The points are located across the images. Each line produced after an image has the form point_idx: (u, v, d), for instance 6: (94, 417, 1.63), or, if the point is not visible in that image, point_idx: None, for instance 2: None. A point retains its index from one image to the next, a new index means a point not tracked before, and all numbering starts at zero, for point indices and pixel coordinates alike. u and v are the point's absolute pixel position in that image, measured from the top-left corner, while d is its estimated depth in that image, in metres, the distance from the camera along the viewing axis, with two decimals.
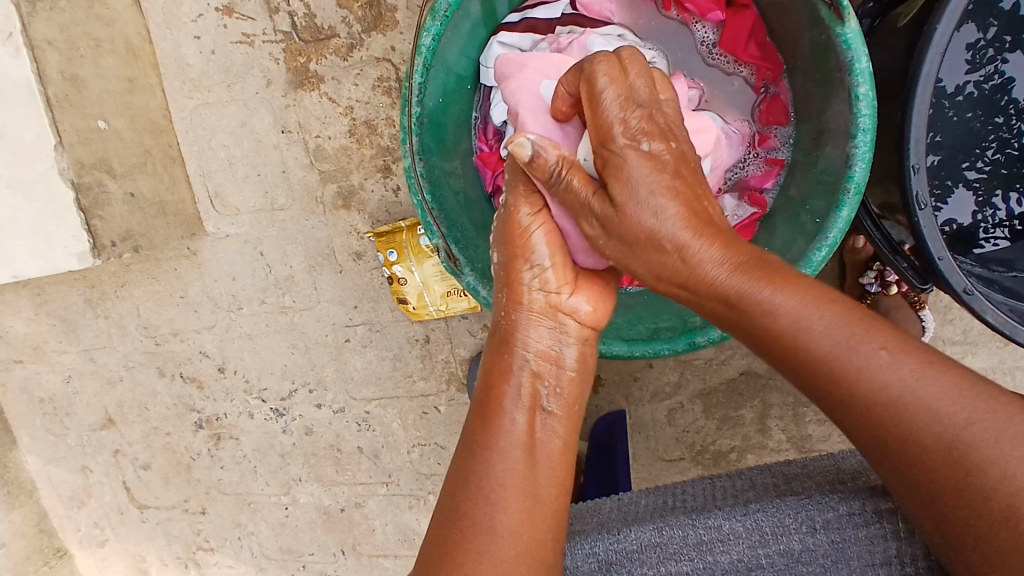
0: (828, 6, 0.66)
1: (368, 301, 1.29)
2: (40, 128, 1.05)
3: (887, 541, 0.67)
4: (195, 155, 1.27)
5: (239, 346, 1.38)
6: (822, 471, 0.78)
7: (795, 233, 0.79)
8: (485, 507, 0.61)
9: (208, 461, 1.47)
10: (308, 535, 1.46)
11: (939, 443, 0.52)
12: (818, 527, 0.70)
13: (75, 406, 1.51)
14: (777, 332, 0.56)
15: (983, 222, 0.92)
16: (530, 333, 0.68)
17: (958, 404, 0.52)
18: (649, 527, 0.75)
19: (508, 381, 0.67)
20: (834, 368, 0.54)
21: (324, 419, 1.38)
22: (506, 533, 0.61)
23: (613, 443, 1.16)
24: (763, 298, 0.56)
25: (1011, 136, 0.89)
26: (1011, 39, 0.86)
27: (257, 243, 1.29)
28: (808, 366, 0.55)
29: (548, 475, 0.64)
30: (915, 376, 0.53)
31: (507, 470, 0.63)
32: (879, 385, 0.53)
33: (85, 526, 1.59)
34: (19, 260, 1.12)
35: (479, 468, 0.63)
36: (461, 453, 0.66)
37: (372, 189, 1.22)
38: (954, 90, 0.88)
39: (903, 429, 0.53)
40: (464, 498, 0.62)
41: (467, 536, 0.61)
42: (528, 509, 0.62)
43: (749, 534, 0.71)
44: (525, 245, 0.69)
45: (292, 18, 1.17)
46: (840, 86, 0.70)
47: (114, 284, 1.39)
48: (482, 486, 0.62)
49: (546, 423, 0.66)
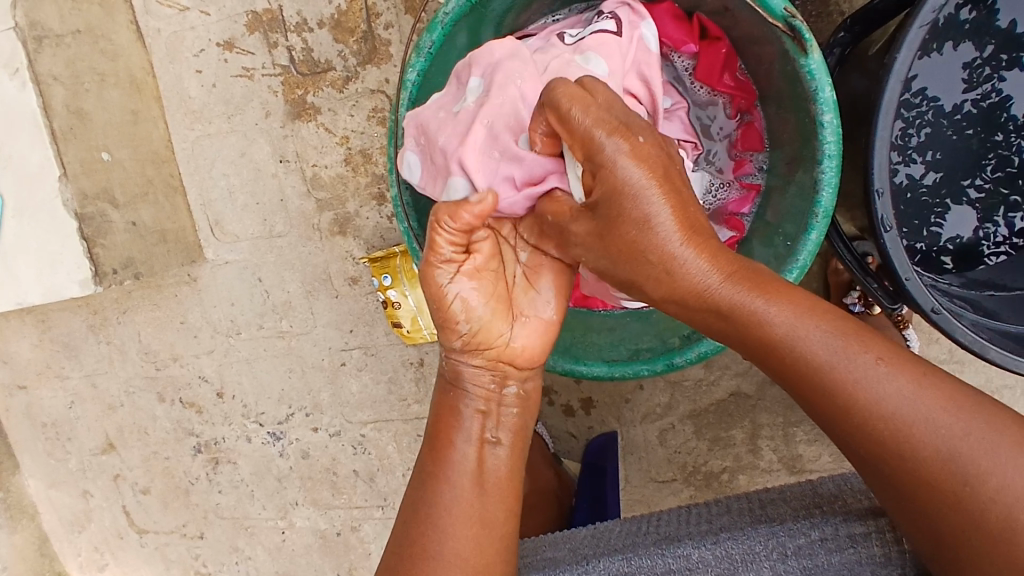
0: (792, 38, 0.69)
1: (364, 324, 1.31)
2: (45, 159, 1.08)
3: (861, 565, 0.66)
4: (196, 183, 1.31)
5: (237, 371, 1.40)
6: (799, 496, 0.78)
7: (771, 254, 0.82)
8: (434, 537, 0.67)
9: (206, 485, 1.48)
10: (305, 559, 1.46)
11: (903, 424, 0.58)
12: (789, 552, 0.69)
13: (76, 431, 1.53)
14: (839, 388, 0.60)
15: (984, 239, 0.93)
16: (469, 371, 0.71)
17: (951, 415, 0.58)
18: (617, 557, 0.74)
19: (455, 419, 0.71)
20: (829, 380, 0.60)
21: (320, 442, 1.40)
22: (453, 559, 0.66)
23: (603, 464, 1.18)
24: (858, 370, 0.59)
25: (1010, 152, 0.92)
26: (1007, 57, 0.88)
27: (255, 269, 1.32)
28: (841, 404, 0.60)
29: (497, 500, 0.69)
30: (910, 403, 0.58)
31: (453, 498, 0.68)
32: (884, 409, 0.59)
33: (85, 550, 1.60)
34: (23, 287, 1.14)
35: (427, 497, 0.68)
36: (413, 485, 0.71)
37: (368, 216, 1.26)
38: (952, 109, 0.91)
39: (894, 433, 0.59)
40: (415, 526, 0.68)
41: (417, 563, 0.66)
42: (477, 536, 0.67)
43: (719, 561, 0.70)
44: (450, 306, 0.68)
45: (290, 52, 1.21)
46: (809, 113, 0.73)
47: (117, 311, 1.42)
48: (432, 515, 0.68)
49: (495, 453, 0.71)
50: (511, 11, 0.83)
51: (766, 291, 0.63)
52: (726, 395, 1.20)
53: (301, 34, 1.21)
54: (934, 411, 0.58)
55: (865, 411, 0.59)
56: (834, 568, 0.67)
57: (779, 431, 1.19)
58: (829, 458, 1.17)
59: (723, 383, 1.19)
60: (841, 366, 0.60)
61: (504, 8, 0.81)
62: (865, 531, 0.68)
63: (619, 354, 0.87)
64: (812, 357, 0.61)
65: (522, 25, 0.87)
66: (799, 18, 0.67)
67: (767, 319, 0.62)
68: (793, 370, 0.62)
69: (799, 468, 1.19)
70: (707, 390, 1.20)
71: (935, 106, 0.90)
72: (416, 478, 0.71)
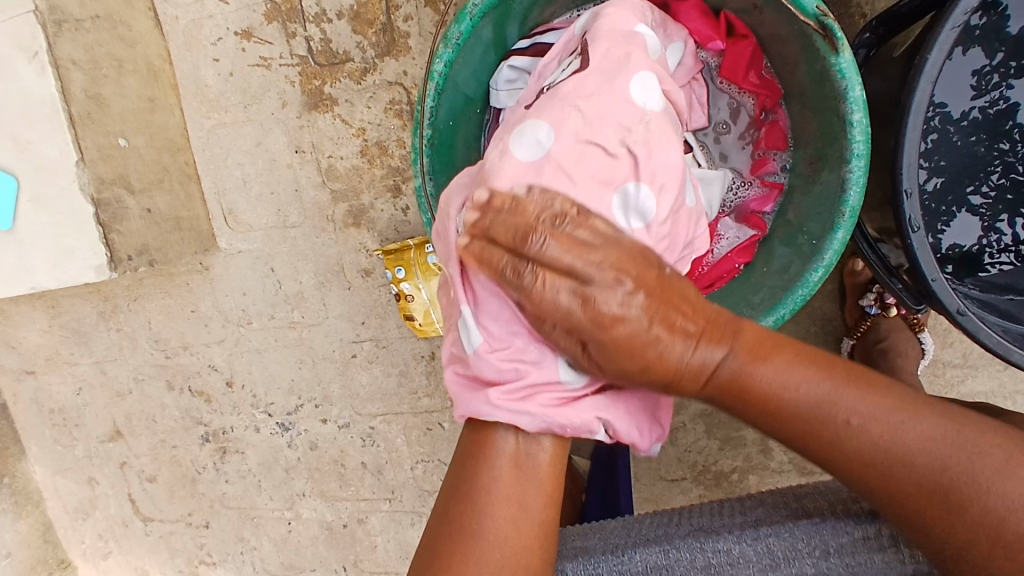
0: (823, 37, 0.68)
1: (376, 317, 1.31)
2: (63, 144, 1.08)
3: (898, 563, 0.67)
4: (211, 172, 1.31)
5: (246, 360, 1.40)
6: (832, 490, 0.76)
7: (793, 254, 0.82)
8: (474, 515, 0.64)
9: (213, 475, 1.49)
10: (311, 550, 1.47)
11: (891, 463, 0.59)
12: (831, 551, 0.69)
13: (84, 417, 1.53)
14: (820, 434, 0.60)
15: (988, 247, 0.92)
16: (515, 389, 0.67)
17: (931, 446, 0.58)
18: (654, 548, 0.74)
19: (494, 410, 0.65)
20: (812, 427, 0.60)
21: (329, 434, 1.40)
22: (493, 541, 0.64)
23: (614, 461, 1.17)
24: (799, 398, 0.59)
25: (1015, 160, 0.91)
26: (1016, 65, 0.87)
27: (268, 259, 1.32)
28: (815, 435, 0.60)
29: (536, 488, 0.66)
30: (891, 424, 0.59)
31: (494, 477, 0.65)
32: (862, 445, 0.59)
33: (90, 537, 1.60)
34: (37, 272, 1.14)
35: (469, 475, 0.66)
36: (456, 459, 0.68)
37: (383, 209, 1.25)
38: (959, 115, 0.90)
39: (872, 455, 0.59)
40: (458, 504, 0.65)
41: (457, 540, 0.65)
42: (515, 518, 0.65)
43: (759, 558, 0.70)
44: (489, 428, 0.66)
45: (308, 43, 1.21)
46: (836, 113, 0.73)
47: (128, 298, 1.42)
48: (471, 495, 0.65)
49: (535, 437, 0.65)
50: (535, 6, 0.83)
51: (762, 357, 0.60)
52: None
53: (319, 24, 1.20)
54: (919, 444, 0.58)
55: (845, 442, 0.59)
56: (875, 567, 0.67)
57: None
58: None
59: None
60: (822, 412, 0.59)
61: (530, 2, 0.81)
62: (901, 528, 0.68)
63: None
64: (748, 394, 0.60)
65: (548, 19, 0.87)
66: (830, 16, 0.67)
67: (756, 386, 0.59)
68: (775, 421, 0.61)
69: (810, 470, 1.19)
70: None
71: (941, 112, 0.89)
72: (459, 452, 0.68)
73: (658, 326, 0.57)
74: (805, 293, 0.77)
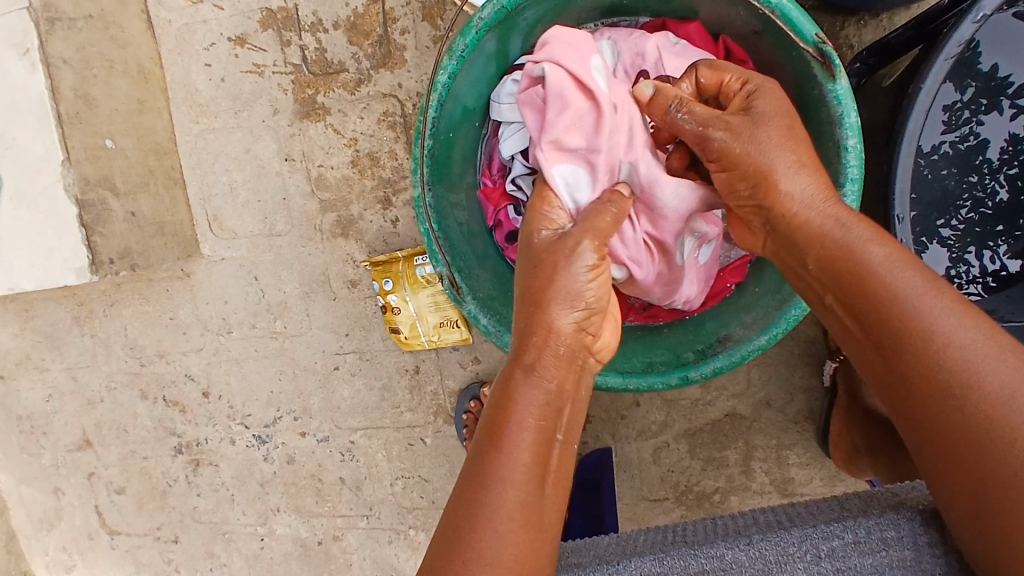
0: (821, 65, 0.71)
1: (360, 329, 1.29)
2: (49, 143, 1.06)
3: (893, 570, 0.63)
4: (197, 177, 1.29)
5: (225, 370, 1.37)
6: (823, 509, 0.74)
7: (785, 274, 0.84)
8: (493, 533, 0.59)
9: (184, 488, 1.44)
10: (283, 568, 1.42)
11: (926, 349, 0.56)
12: (823, 555, 0.66)
13: (52, 425, 1.48)
14: (846, 265, 0.62)
15: (957, 277, 0.94)
16: (547, 364, 0.66)
17: (979, 353, 0.54)
18: (648, 557, 0.70)
19: (521, 413, 0.64)
20: (868, 285, 0.60)
21: (307, 448, 1.37)
22: (512, 565, 0.58)
23: (598, 479, 1.22)
24: (873, 264, 0.61)
25: (986, 195, 0.92)
26: (987, 102, 0.90)
27: (252, 267, 1.30)
28: (863, 290, 0.61)
29: (553, 504, 0.63)
30: (978, 353, 0.54)
31: (517, 493, 0.61)
32: (903, 314, 0.58)
33: (54, 549, 1.54)
34: (17, 272, 1.12)
35: (487, 488, 0.60)
36: (471, 468, 0.62)
37: (372, 220, 1.24)
38: (930, 149, 0.92)
39: (918, 348, 0.57)
40: (472, 531, 0.59)
41: (472, 564, 0.58)
42: (534, 538, 0.60)
43: (753, 563, 0.67)
44: (508, 426, 0.63)
45: (303, 52, 1.21)
46: (830, 139, 0.75)
47: (104, 303, 1.39)
48: (491, 508, 0.60)
49: (556, 453, 0.65)
50: (539, 24, 0.85)
51: (877, 239, 0.62)
52: (721, 415, 1.20)
53: (315, 34, 1.20)
54: (975, 353, 0.54)
55: (886, 306, 0.59)
56: (866, 571, 0.64)
57: (772, 454, 1.19)
58: (821, 482, 1.17)
59: (720, 403, 1.20)
60: (886, 282, 0.59)
61: (534, 18, 0.82)
62: (898, 535, 0.65)
63: (631, 365, 0.88)
64: (844, 252, 0.63)
65: None
66: (829, 44, 0.69)
67: (853, 252, 0.62)
68: (834, 278, 0.63)
69: (791, 491, 1.19)
70: (703, 410, 1.21)
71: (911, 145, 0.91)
72: (471, 466, 0.63)
73: (795, 192, 0.67)
74: (797, 312, 0.78)
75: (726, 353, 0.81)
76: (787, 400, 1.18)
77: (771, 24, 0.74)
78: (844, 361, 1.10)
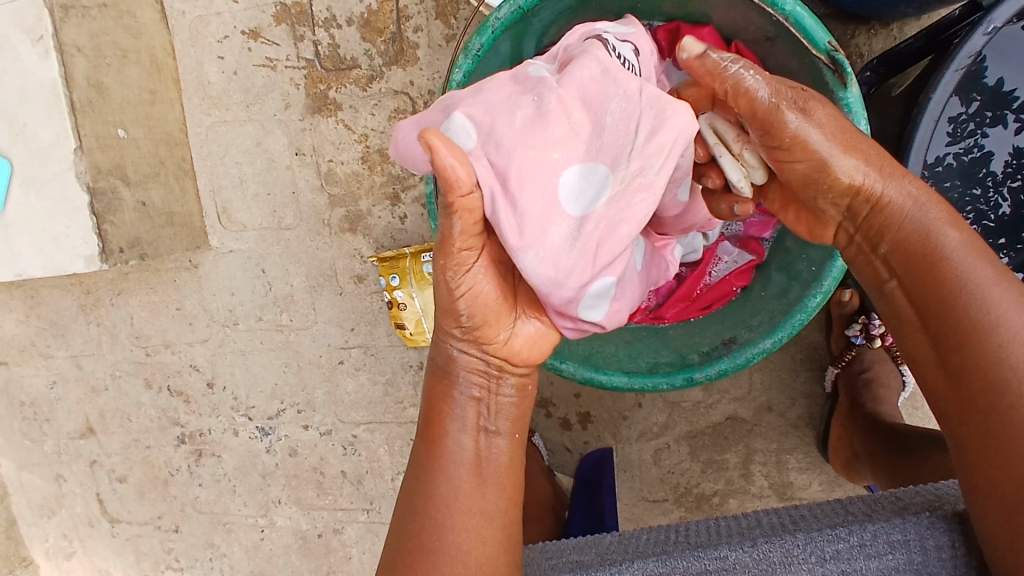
0: (833, 72, 0.72)
1: (366, 324, 1.30)
2: (62, 130, 1.07)
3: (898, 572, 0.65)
4: (207, 169, 1.30)
5: (230, 362, 1.38)
6: (828, 513, 0.75)
7: (791, 279, 0.85)
8: (431, 529, 0.64)
9: (186, 478, 1.45)
10: (282, 560, 1.43)
11: (986, 343, 0.56)
12: (827, 557, 0.67)
13: (56, 412, 1.49)
14: (921, 248, 0.62)
15: None
16: (459, 367, 0.66)
17: None
18: (651, 558, 0.71)
19: (449, 409, 0.67)
20: (943, 272, 0.60)
21: (310, 441, 1.38)
22: (455, 555, 0.63)
23: (599, 479, 1.19)
24: (942, 254, 0.60)
25: (988, 208, 0.93)
26: (991, 115, 0.90)
27: (259, 260, 1.31)
28: (931, 272, 0.60)
29: (497, 490, 0.66)
30: None
31: (451, 488, 0.65)
32: (976, 307, 0.57)
33: (54, 536, 1.54)
34: (24, 258, 1.13)
35: (424, 487, 0.65)
36: (411, 470, 0.67)
37: (380, 216, 1.25)
38: (935, 161, 0.91)
39: (977, 341, 0.57)
40: (414, 520, 0.65)
41: (417, 559, 0.64)
42: (476, 527, 0.64)
43: (755, 564, 0.68)
44: (440, 427, 0.67)
45: (316, 47, 1.22)
46: None
47: (111, 292, 1.39)
48: (428, 506, 0.64)
49: (491, 442, 0.67)
50: (554, 25, 0.85)
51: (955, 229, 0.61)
52: (722, 418, 1.21)
53: (329, 29, 1.21)
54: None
55: (956, 296, 0.59)
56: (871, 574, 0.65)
57: (772, 458, 1.20)
58: (819, 487, 1.18)
59: (721, 407, 1.21)
60: (962, 274, 0.59)
61: (549, 20, 0.83)
62: (904, 539, 0.65)
63: (637, 366, 0.89)
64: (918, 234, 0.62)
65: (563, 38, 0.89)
66: (841, 52, 0.70)
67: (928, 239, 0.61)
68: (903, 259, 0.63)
69: (789, 496, 1.20)
70: (704, 412, 1.22)
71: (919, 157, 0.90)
72: (412, 467, 0.67)
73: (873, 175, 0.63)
74: (803, 318, 0.79)
75: (730, 355, 0.82)
76: (788, 405, 1.19)
77: (784, 32, 0.75)
78: (846, 367, 1.12)
